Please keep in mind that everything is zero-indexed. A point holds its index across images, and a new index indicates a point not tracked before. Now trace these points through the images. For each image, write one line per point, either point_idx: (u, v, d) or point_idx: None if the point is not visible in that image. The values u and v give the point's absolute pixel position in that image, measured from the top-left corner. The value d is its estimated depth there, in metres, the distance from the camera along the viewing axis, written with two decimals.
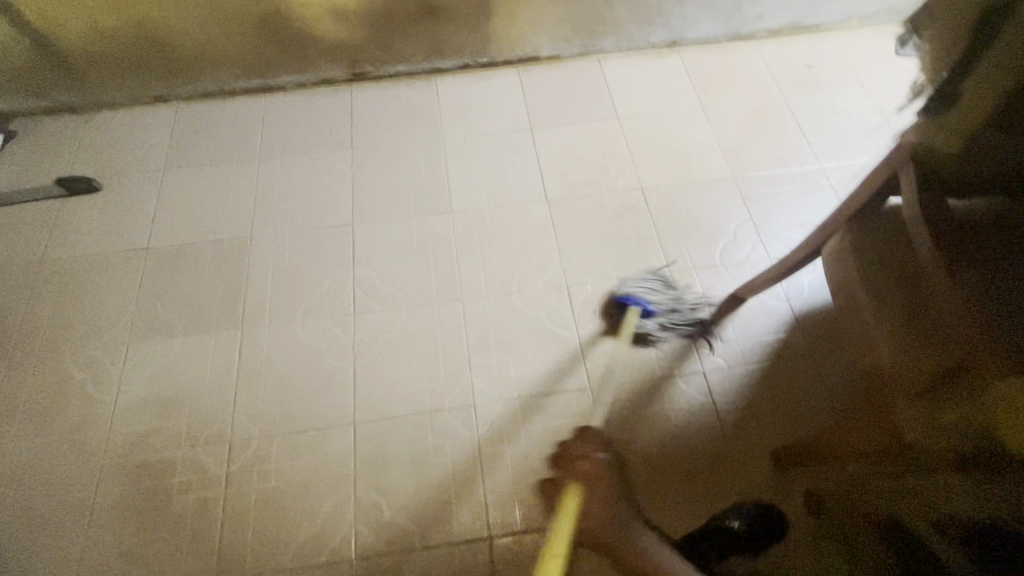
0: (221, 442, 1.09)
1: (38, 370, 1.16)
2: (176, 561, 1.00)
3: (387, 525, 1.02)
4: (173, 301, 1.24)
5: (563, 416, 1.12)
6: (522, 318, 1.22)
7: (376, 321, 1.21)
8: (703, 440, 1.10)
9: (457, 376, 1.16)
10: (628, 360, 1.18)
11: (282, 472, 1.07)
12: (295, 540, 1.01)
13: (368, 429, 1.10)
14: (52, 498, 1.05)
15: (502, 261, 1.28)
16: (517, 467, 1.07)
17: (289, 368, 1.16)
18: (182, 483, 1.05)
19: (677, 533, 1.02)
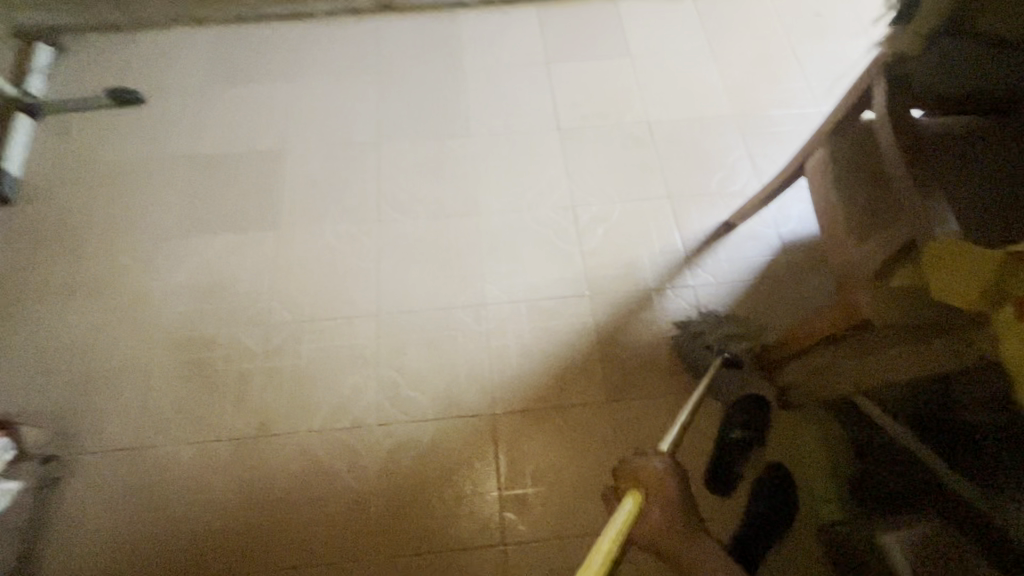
0: (258, 324, 1.22)
1: (93, 256, 1.29)
2: (220, 420, 1.14)
3: (404, 399, 1.16)
4: (213, 204, 1.36)
5: (563, 318, 1.24)
6: (531, 231, 1.33)
7: (397, 229, 1.33)
8: (690, 344, 1.22)
9: (470, 279, 1.27)
10: (626, 274, 1.29)
11: (312, 351, 1.20)
12: (322, 407, 1.15)
13: (388, 320, 1.23)
14: (106, 363, 1.17)
15: (514, 182, 1.39)
16: (520, 358, 1.20)
17: (318, 266, 1.28)
18: (224, 356, 1.19)
19: (661, 419, 1.15)
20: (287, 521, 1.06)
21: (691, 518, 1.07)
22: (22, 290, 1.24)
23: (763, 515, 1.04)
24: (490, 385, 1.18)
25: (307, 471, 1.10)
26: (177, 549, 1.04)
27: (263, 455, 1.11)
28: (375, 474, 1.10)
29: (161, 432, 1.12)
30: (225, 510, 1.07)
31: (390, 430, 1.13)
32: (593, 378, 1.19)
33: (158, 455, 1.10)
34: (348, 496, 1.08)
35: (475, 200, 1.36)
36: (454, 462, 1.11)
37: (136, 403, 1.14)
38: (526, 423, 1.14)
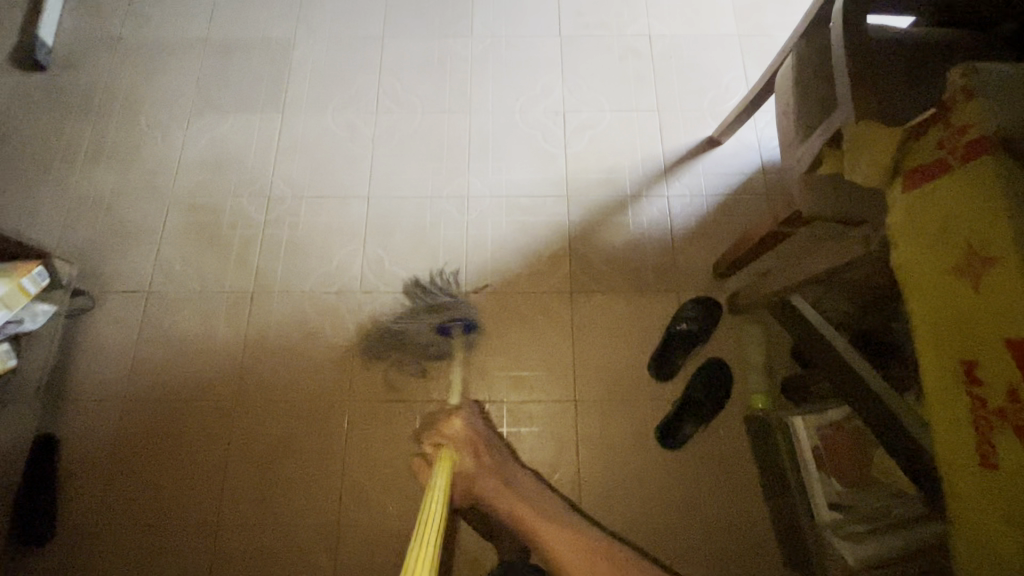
0: (261, 196, 1.33)
1: (112, 122, 1.38)
2: (223, 275, 1.27)
3: (387, 273, 1.28)
4: (225, 83, 1.43)
5: (541, 215, 1.32)
6: (520, 133, 1.39)
7: (394, 121, 1.40)
8: (656, 249, 1.29)
9: (457, 172, 1.35)
10: (606, 180, 1.35)
11: (308, 225, 1.31)
12: (314, 273, 1.28)
13: (379, 203, 1.33)
14: (125, 218, 1.30)
15: (510, 85, 1.43)
16: (496, 247, 1.30)
17: (319, 150, 1.37)
18: (230, 221, 1.31)
19: (618, 313, 1.25)
20: (277, 365, 1.21)
21: (634, 399, 1.18)
22: (49, 147, 1.35)
23: (698, 400, 1.15)
24: (465, 269, 1.28)
25: (298, 326, 1.24)
26: (182, 379, 1.20)
27: (259, 309, 1.25)
28: (356, 335, 1.24)
29: (172, 282, 1.26)
30: (224, 351, 1.22)
31: (372, 299, 1.26)
32: (561, 271, 1.28)
33: (168, 301, 1.25)
34: (330, 350, 1.22)
35: (470, 99, 1.42)
36: (428, 331, 1.24)
37: (150, 256, 1.28)
38: (494, 304, 1.25)
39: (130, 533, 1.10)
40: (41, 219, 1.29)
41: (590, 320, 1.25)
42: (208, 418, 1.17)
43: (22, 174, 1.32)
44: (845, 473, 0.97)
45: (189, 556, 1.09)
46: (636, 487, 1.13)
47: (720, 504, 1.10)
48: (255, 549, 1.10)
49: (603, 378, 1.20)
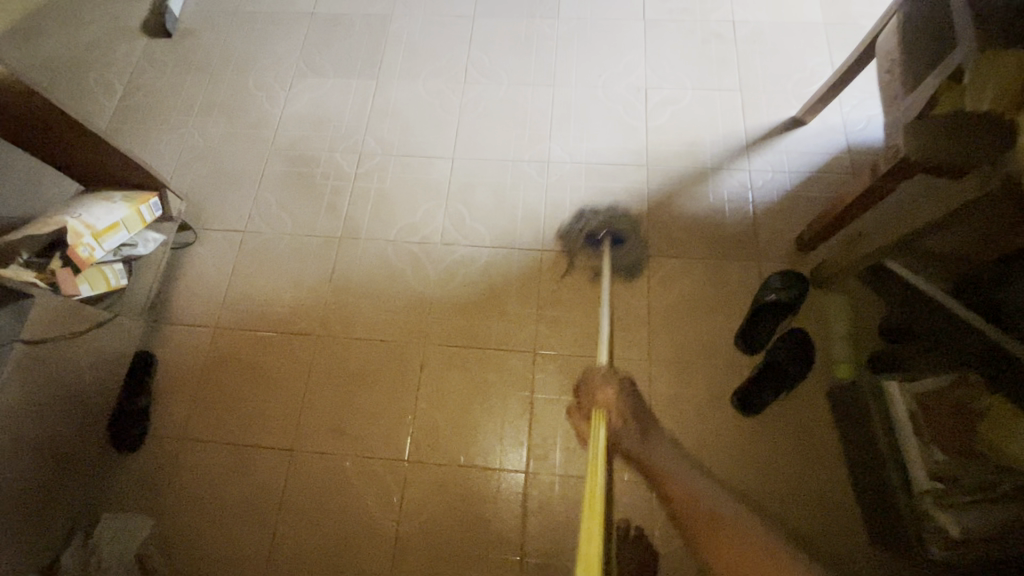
0: (355, 152, 1.41)
1: (226, 81, 1.51)
2: (315, 219, 1.35)
3: (467, 226, 1.32)
4: (327, 52, 1.54)
5: (619, 182, 1.34)
6: (602, 105, 1.42)
7: (480, 90, 1.47)
8: (736, 219, 1.28)
9: (540, 139, 1.40)
10: (685, 153, 1.36)
11: (394, 179, 1.38)
12: (398, 221, 1.33)
13: (463, 162, 1.39)
14: (230, 165, 1.41)
15: (594, 62, 1.48)
16: (574, 208, 1.32)
17: (409, 113, 1.45)
18: (324, 173, 1.39)
19: (696, 280, 1.23)
20: (357, 306, 1.26)
21: (710, 363, 1.16)
22: (169, 100, 1.48)
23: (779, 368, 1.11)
24: (543, 228, 1.31)
25: (381, 270, 1.29)
26: (269, 313, 1.26)
27: (347, 251, 1.31)
28: (434, 283, 1.27)
29: (267, 225, 1.35)
30: (310, 290, 1.28)
31: (452, 251, 1.30)
32: (637, 236, 1.28)
33: (263, 242, 1.33)
34: (409, 294, 1.26)
35: (554, 73, 1.47)
36: (503, 284, 1.26)
37: (250, 201, 1.37)
38: (569, 262, 1.27)
39: (212, 449, 1.15)
40: (157, 162, 1.41)
41: (667, 284, 1.24)
42: (292, 351, 1.23)
43: (145, 123, 1.45)
44: (948, 442, 0.91)
45: (266, 477, 1.13)
46: (711, 451, 1.09)
47: (800, 474, 1.06)
48: (326, 474, 1.13)
49: (678, 341, 1.19)
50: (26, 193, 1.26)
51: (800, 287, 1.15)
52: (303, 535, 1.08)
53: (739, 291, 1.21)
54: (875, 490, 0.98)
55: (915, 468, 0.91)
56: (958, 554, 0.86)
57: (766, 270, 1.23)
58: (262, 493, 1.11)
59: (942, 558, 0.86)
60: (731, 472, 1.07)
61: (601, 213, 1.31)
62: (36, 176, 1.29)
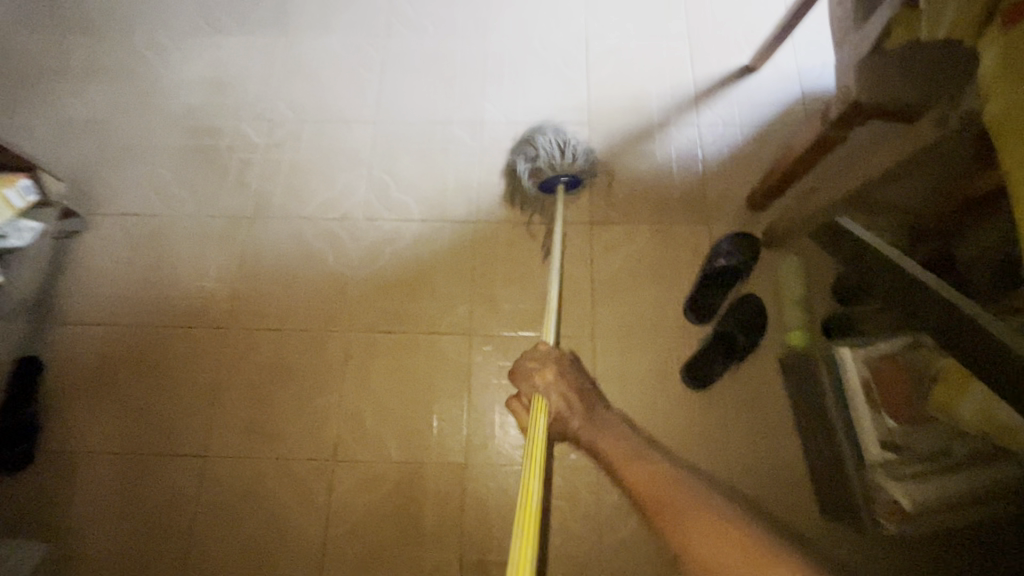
0: (264, 119, 1.25)
1: (111, 42, 1.31)
2: (221, 198, 1.20)
3: (391, 198, 1.19)
4: (228, 5, 1.35)
5: (560, 144, 1.22)
6: (539, 58, 1.29)
7: (404, 43, 1.31)
8: (685, 179, 1.18)
9: (470, 98, 1.26)
10: (631, 107, 1.25)
11: (310, 149, 1.23)
12: (315, 197, 1.20)
13: (386, 128, 1.24)
14: (120, 140, 1.24)
15: (529, 8, 1.33)
16: (510, 174, 1.20)
17: (324, 73, 1.29)
18: (230, 145, 1.24)
19: (643, 247, 1.14)
20: (273, 292, 1.14)
21: (657, 335, 1.08)
22: (43, 66, 1.28)
23: (728, 335, 1.04)
24: (477, 197, 1.19)
25: (299, 254, 1.16)
26: (172, 306, 1.13)
27: (260, 234, 1.18)
28: (358, 263, 1.15)
29: (166, 205, 1.20)
30: (218, 277, 1.15)
31: (376, 226, 1.17)
32: (579, 202, 1.18)
33: (162, 226, 1.18)
34: (330, 279, 1.14)
35: (486, 22, 1.32)
36: (434, 261, 1.14)
37: (145, 180, 1.21)
38: (505, 233, 1.16)
39: (113, 460, 1.03)
40: (33, 141, 1.22)
41: (612, 253, 1.14)
42: (200, 347, 1.11)
43: (16, 92, 1.26)
44: (900, 411, 0.85)
45: (178, 488, 1.02)
46: (660, 430, 1.03)
47: (749, 447, 1.00)
48: (245, 481, 1.03)
49: (623, 314, 1.10)
50: None
51: (750, 253, 1.09)
52: (220, 547, 0.99)
53: (688, 256, 1.13)
54: (825, 461, 0.93)
55: (866, 439, 0.85)
56: (907, 526, 0.82)
57: (716, 231, 1.14)
58: (173, 505, 1.01)
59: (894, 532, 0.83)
60: (679, 450, 1.01)
61: (539, 179, 1.19)
62: None
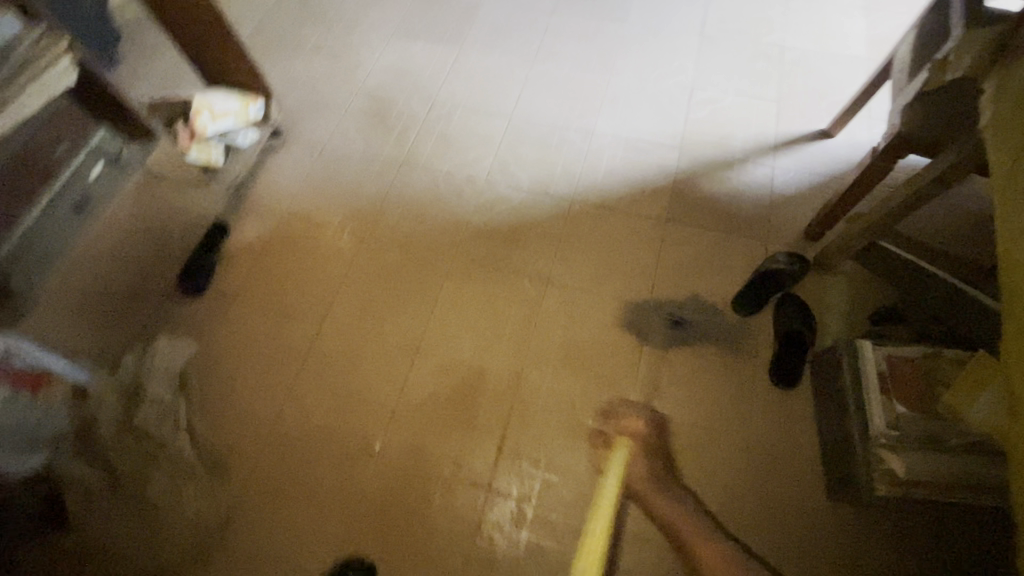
0: (429, 99, 1.64)
1: (336, 31, 1.78)
2: (383, 145, 1.56)
3: (510, 171, 1.50)
4: (423, 21, 1.80)
5: (652, 159, 1.49)
6: (648, 96, 1.60)
7: (545, 68, 1.67)
8: (754, 203, 1.40)
9: (588, 114, 1.58)
10: (717, 144, 1.51)
11: (457, 125, 1.58)
12: (452, 159, 1.53)
13: (518, 122, 1.58)
14: (324, 94, 1.65)
15: (649, 60, 1.67)
16: (607, 172, 1.48)
17: (480, 78, 1.67)
18: (400, 112, 1.62)
19: (707, 248, 1.35)
20: (403, 218, 1.44)
21: (705, 317, 1.26)
22: (287, 38, 1.76)
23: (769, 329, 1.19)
24: (577, 182, 1.47)
25: (429, 196, 1.47)
26: (329, 212, 1.46)
27: (406, 176, 1.51)
28: (472, 212, 1.44)
29: (344, 143, 1.57)
30: (366, 199, 1.48)
31: (492, 189, 1.47)
32: (660, 203, 1.42)
33: (337, 157, 1.55)
34: (448, 218, 1.43)
35: (611, 64, 1.67)
36: (531, 222, 1.41)
37: (333, 125, 1.60)
38: (592, 213, 1.41)
39: (257, 307, 1.33)
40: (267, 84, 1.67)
41: (679, 246, 1.36)
42: (339, 243, 1.41)
43: (266, 52, 1.73)
44: (910, 398, 0.97)
45: (296, 337, 1.29)
46: (692, 390, 1.18)
47: (768, 423, 1.13)
48: (347, 345, 1.28)
49: (678, 295, 1.29)
50: (165, 84, 1.54)
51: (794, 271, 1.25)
52: (315, 388, 1.23)
53: (744, 263, 1.32)
54: (836, 442, 1.05)
55: (874, 416, 0.96)
56: (896, 491, 0.94)
57: (773, 249, 1.33)
58: (289, 349, 1.28)
59: (885, 495, 0.94)
60: (704, 411, 1.16)
61: (630, 180, 1.46)
62: (174, 70, 1.55)
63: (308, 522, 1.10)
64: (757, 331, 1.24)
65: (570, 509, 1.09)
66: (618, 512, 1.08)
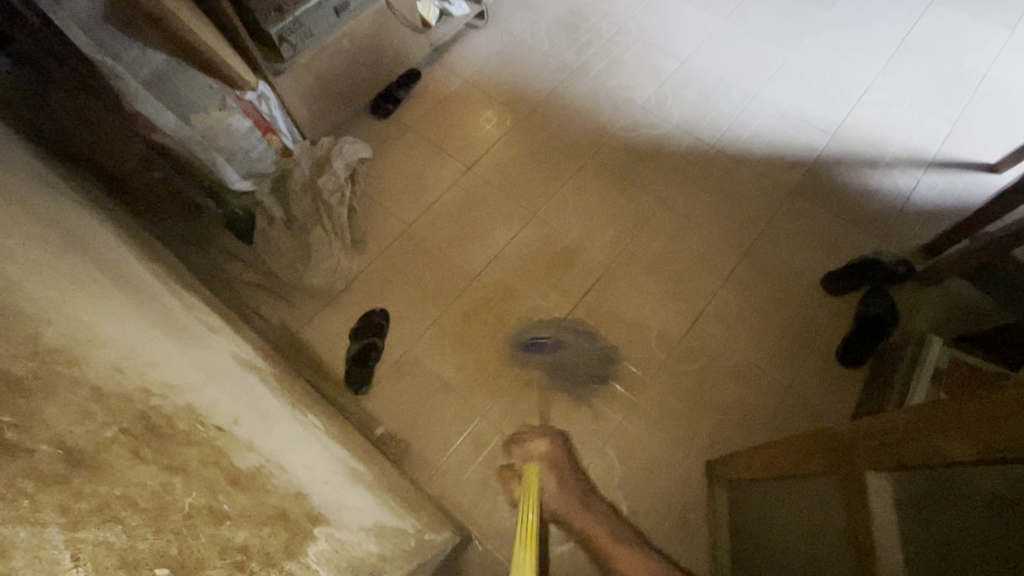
0: (617, 25, 1.78)
1: None
2: (565, 49, 1.74)
3: (664, 105, 1.63)
4: None
5: (802, 136, 1.56)
6: (822, 84, 1.64)
7: (731, 30, 1.75)
8: (884, 205, 1.44)
9: (755, 81, 1.66)
10: (872, 143, 1.53)
11: (632, 54, 1.72)
12: (618, 79, 1.68)
13: (688, 68, 1.69)
14: None
15: (837, 52, 1.69)
16: (752, 134, 1.57)
17: (670, 20, 1.77)
18: (589, 28, 1.77)
19: (821, 228, 1.42)
20: (559, 113, 1.63)
21: (791, 283, 1.36)
22: None
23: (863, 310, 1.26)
24: (721, 132, 1.57)
25: (588, 103, 1.65)
26: (500, 86, 1.68)
27: (575, 81, 1.69)
28: (618, 128, 1.60)
29: (531, 38, 1.76)
30: (533, 88, 1.68)
31: (644, 114, 1.62)
32: (792, 176, 1.49)
33: (522, 48, 1.75)
34: (595, 126, 1.61)
35: (797, 42, 1.71)
36: (667, 151, 1.55)
37: (529, 20, 1.79)
38: (722, 163, 1.52)
39: (423, 142, 1.61)
40: None
41: (791, 218, 1.44)
42: (501, 117, 1.63)
43: None
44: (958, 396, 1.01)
45: (444, 172, 1.56)
46: (751, 332, 1.32)
47: (809, 381, 1.26)
48: (480, 194, 1.52)
49: (777, 256, 1.39)
50: None
51: (884, 268, 1.29)
52: (446, 215, 1.50)
53: (850, 253, 1.39)
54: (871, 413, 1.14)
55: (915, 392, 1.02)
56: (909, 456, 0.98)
57: (883, 250, 1.38)
58: (436, 180, 1.55)
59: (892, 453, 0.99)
60: (757, 356, 1.30)
61: (771, 147, 1.54)
62: None
63: (409, 304, 1.38)
64: (835, 312, 1.33)
65: (609, 374, 1.29)
66: (650, 397, 1.26)
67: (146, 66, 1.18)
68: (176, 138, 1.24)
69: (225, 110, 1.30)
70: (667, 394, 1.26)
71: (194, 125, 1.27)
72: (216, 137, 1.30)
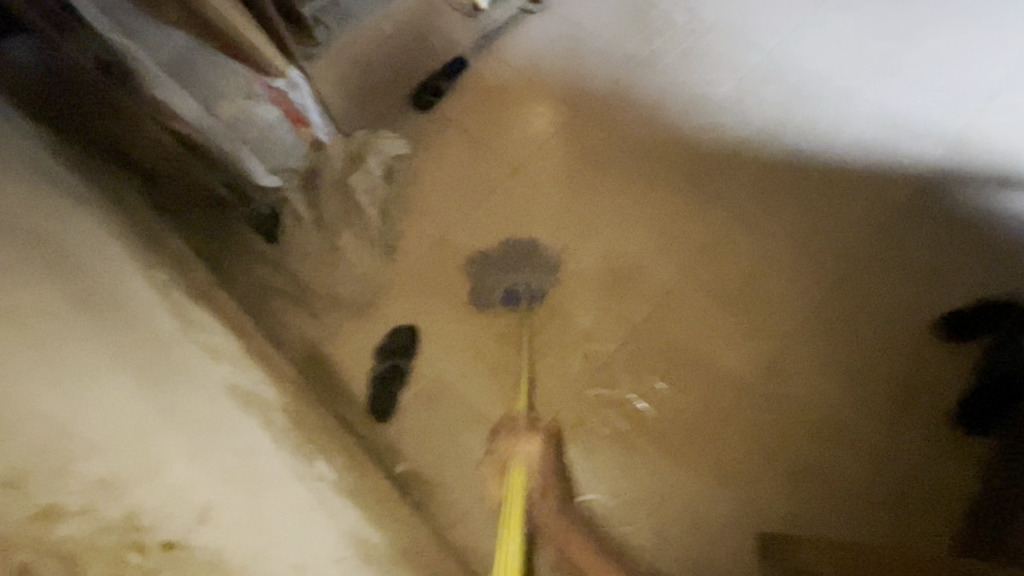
0: (692, 7, 1.55)
1: None
2: (630, 36, 1.53)
3: (744, 104, 1.41)
4: None
5: (913, 146, 1.31)
6: (940, 84, 1.37)
7: (829, 15, 1.48)
8: (1014, 235, 1.19)
9: (856, 78, 1.41)
10: (1002, 157, 1.27)
11: (709, 43, 1.49)
12: (690, 73, 1.47)
13: (774, 61, 1.45)
14: None
15: (961, 44, 1.41)
16: (850, 141, 1.33)
17: (756, 3, 1.53)
18: (660, 11, 1.55)
19: (934, 259, 1.18)
20: (620, 110, 1.44)
21: (895, 325, 1.13)
22: None
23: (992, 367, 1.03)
24: (811, 139, 1.35)
25: (654, 99, 1.44)
26: (555, 78, 1.49)
27: (641, 74, 1.48)
28: (689, 129, 1.39)
29: (592, 22, 1.56)
30: (592, 80, 1.48)
31: (720, 114, 1.41)
32: (899, 194, 1.25)
33: (581, 34, 1.55)
34: (661, 126, 1.40)
35: (910, 32, 1.44)
36: (746, 158, 1.34)
37: None
38: (812, 176, 1.29)
39: (465, 138, 1.45)
40: None
41: (897, 244, 1.20)
42: (554, 113, 1.45)
43: None
44: None
45: (488, 174, 1.40)
46: (843, 381, 1.10)
47: (911, 445, 1.05)
48: (526, 200, 1.35)
49: (877, 290, 1.17)
50: None
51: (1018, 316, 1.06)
52: (488, 223, 1.34)
53: (970, 291, 1.15)
54: (1001, 498, 0.92)
55: None
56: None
57: (1014, 290, 1.13)
58: (478, 182, 1.39)
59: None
60: (847, 408, 1.09)
61: (874, 158, 1.30)
62: None
63: (442, 323, 1.24)
64: (950, 363, 1.09)
65: (668, 420, 1.11)
66: (715, 451, 1.08)
67: (163, 51, 1.05)
68: (198, 130, 1.14)
69: (251, 99, 1.16)
70: (736, 449, 1.08)
71: (218, 116, 1.14)
72: (240, 128, 1.17)
